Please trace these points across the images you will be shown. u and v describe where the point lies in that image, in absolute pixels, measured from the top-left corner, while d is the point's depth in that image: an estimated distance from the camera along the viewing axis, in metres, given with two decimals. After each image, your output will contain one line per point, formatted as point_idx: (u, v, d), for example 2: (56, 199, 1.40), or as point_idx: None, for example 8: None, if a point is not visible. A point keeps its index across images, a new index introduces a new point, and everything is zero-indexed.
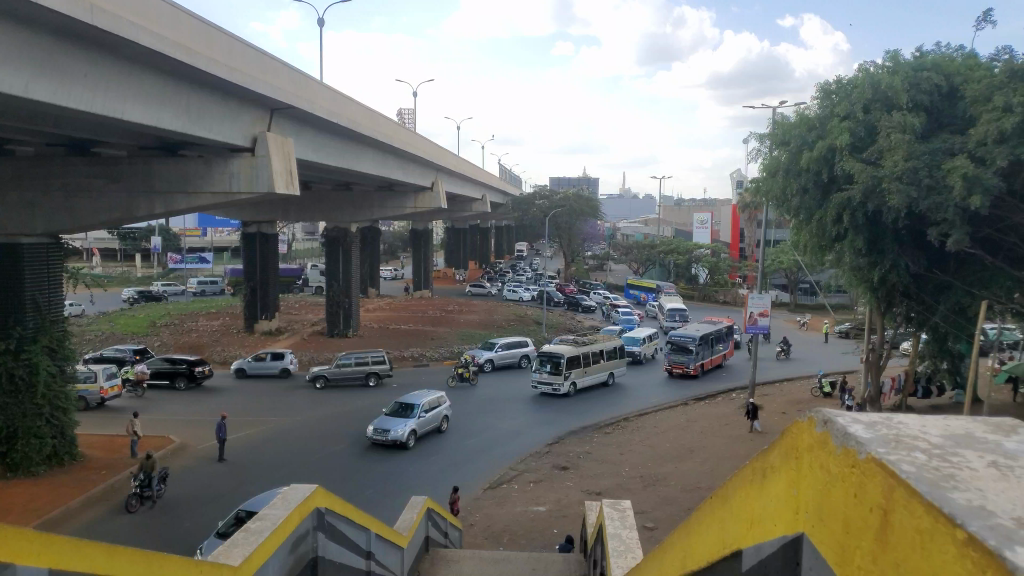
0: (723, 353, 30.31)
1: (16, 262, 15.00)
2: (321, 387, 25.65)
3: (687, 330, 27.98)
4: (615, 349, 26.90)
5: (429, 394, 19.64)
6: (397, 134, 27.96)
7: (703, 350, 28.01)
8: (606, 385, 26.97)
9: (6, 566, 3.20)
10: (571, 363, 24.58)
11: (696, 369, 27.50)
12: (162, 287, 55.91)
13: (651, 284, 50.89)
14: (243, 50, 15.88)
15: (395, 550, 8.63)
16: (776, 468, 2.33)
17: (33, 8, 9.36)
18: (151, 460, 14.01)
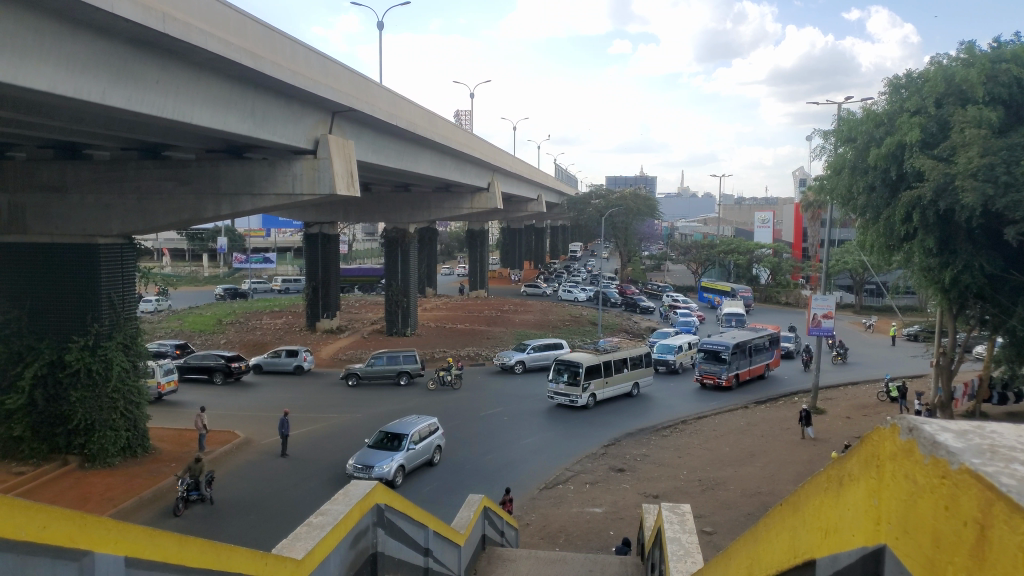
0: (765, 363, 28.66)
1: (93, 262, 15.66)
2: (354, 385, 26.07)
3: (723, 338, 26.60)
4: (640, 358, 25.39)
5: (420, 420, 16.82)
6: (455, 135, 28.25)
7: (739, 359, 26.55)
8: (630, 396, 25.43)
9: (86, 553, 3.35)
10: (591, 373, 23.07)
11: (730, 379, 26.09)
12: (250, 285, 58.26)
13: (727, 288, 49.42)
14: (306, 55, 16.27)
15: (452, 548, 8.71)
16: (854, 477, 2.26)
17: (110, 18, 9.78)
18: (200, 463, 14.20)
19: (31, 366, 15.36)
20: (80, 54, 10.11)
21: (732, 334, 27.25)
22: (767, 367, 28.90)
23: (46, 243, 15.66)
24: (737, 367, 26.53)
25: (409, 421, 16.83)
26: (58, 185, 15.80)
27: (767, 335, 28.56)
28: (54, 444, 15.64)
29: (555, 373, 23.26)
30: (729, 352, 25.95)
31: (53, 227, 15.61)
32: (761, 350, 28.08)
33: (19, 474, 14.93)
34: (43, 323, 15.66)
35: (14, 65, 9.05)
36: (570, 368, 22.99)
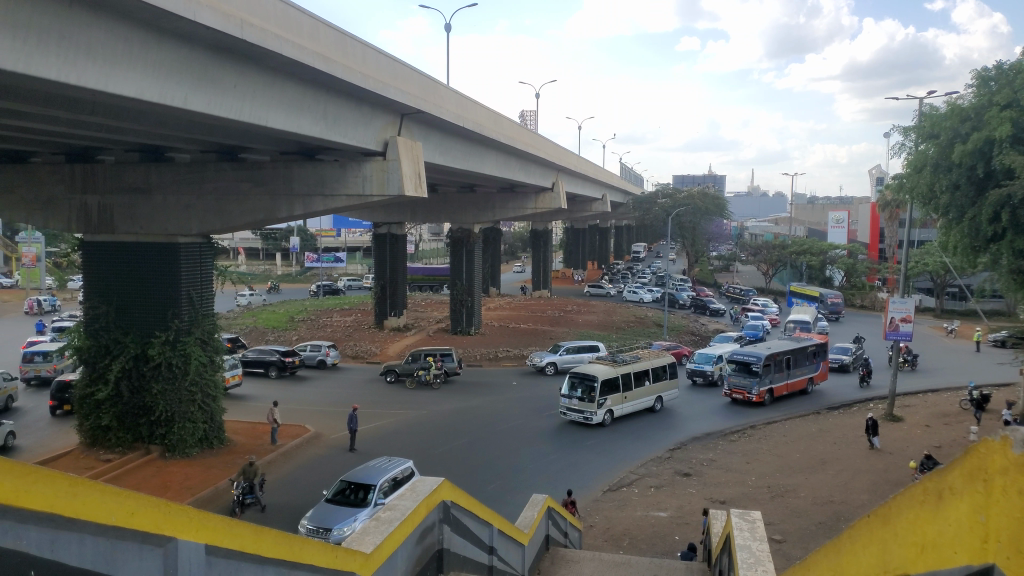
0: (807, 377, 26.10)
1: (174, 261, 16.31)
2: (391, 381, 26.75)
3: (756, 348, 24.30)
4: (664, 369, 23.09)
5: (392, 464, 13.20)
6: (520, 135, 28.38)
7: (773, 372, 24.18)
8: (653, 411, 23.08)
9: (169, 539, 3.50)
10: (608, 387, 20.87)
11: (761, 394, 23.83)
12: (344, 284, 60.36)
13: (813, 293, 44.89)
14: (376, 58, 16.63)
15: (516, 547, 8.72)
16: (951, 494, 2.76)
17: (192, 25, 10.16)
18: (253, 466, 13.75)
19: (117, 359, 16.19)
20: (163, 60, 10.54)
21: (768, 344, 24.89)
22: (811, 380, 26.33)
23: (132, 242, 16.43)
24: (771, 381, 24.16)
25: (376, 465, 13.23)
26: (143, 186, 16.51)
27: (811, 346, 25.97)
28: (137, 434, 16.46)
29: (567, 388, 21.07)
30: (761, 364, 23.62)
31: (138, 226, 16.33)
32: (802, 362, 25.55)
33: (107, 461, 15.80)
34: (127, 318, 16.43)
35: (102, 73, 9.52)
36: (584, 382, 20.72)
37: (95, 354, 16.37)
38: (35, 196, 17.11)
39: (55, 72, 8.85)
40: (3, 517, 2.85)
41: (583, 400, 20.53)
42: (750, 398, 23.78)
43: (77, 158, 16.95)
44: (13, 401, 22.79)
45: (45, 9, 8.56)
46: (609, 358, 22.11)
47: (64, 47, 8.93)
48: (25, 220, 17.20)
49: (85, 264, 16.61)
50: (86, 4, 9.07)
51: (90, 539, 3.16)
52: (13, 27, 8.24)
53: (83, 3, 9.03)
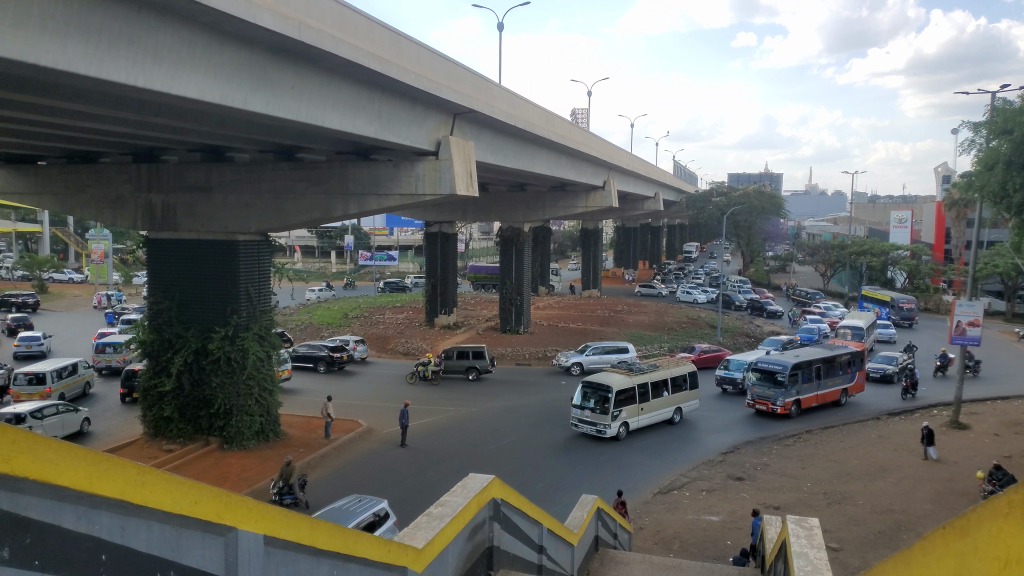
0: (840, 387, 24.36)
1: (233, 258, 16.74)
2: None
3: (782, 357, 22.82)
4: (683, 379, 21.38)
5: (357, 509, 11.25)
6: (571, 134, 28.26)
7: (800, 382, 22.63)
8: (671, 423, 21.39)
9: (229, 530, 3.90)
10: (623, 398, 19.26)
11: (787, 406, 22.28)
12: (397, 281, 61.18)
13: (887, 299, 43.48)
14: (430, 58, 16.79)
15: (565, 547, 8.69)
16: None
17: (252, 28, 10.40)
18: (288, 467, 13.53)
19: (179, 353, 16.72)
20: (225, 63, 10.84)
21: (796, 352, 23.40)
22: (844, 392, 24.57)
23: (194, 239, 16.93)
24: (798, 392, 22.63)
25: (341, 510, 11.32)
26: (204, 185, 16.98)
27: (843, 354, 24.30)
28: (198, 425, 17.05)
29: (579, 397, 19.46)
30: (787, 373, 22.15)
31: (200, 225, 16.82)
32: (833, 372, 23.89)
33: (169, 451, 16.41)
34: (189, 314, 16.96)
35: (168, 75, 9.84)
36: (599, 393, 19.09)
37: (158, 348, 16.96)
38: (103, 194, 17.79)
39: (125, 75, 9.18)
40: (78, 503, 3.28)
41: (597, 412, 18.94)
42: (775, 410, 22.30)
43: (144, 157, 17.50)
44: (88, 388, 23.84)
45: (115, 15, 8.90)
46: (625, 366, 20.41)
47: (132, 50, 9.25)
48: (95, 218, 17.93)
49: (150, 261, 17.24)
50: (154, 10, 9.38)
51: (157, 527, 3.59)
52: (85, 32, 8.59)
53: (151, 9, 9.35)
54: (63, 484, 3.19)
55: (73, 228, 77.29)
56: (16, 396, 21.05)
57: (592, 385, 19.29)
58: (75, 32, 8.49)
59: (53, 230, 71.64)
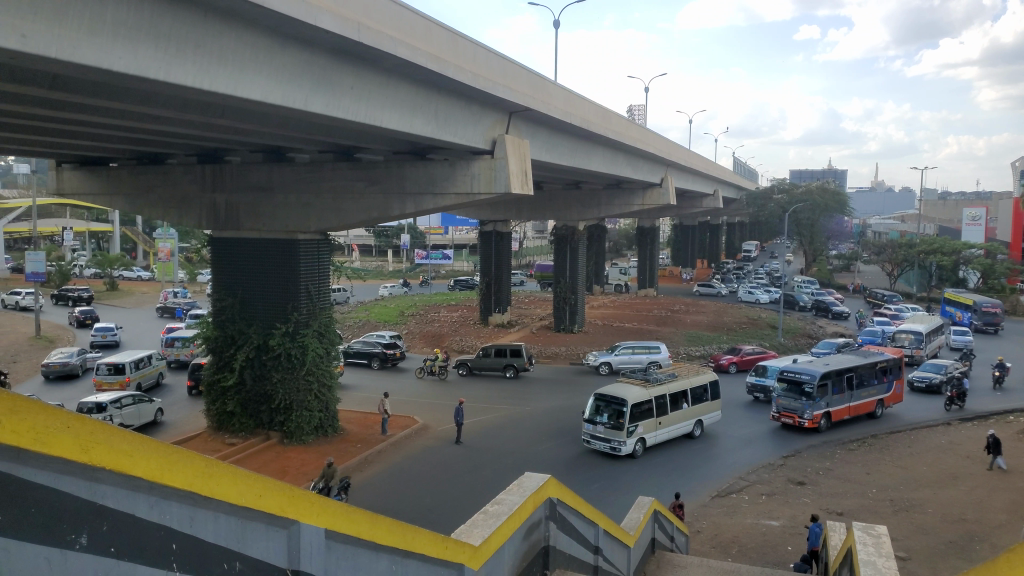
0: (876, 398, 22.19)
1: (294, 256, 17.12)
2: (464, 374, 27.55)
3: (810, 365, 20.76)
4: (703, 390, 19.57)
5: None
6: (628, 130, 27.91)
7: (830, 393, 20.54)
8: (692, 437, 19.57)
9: (292, 523, 4.04)
10: (640, 413, 17.49)
11: (815, 420, 20.18)
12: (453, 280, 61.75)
13: (969, 301, 41.00)
14: (486, 57, 16.82)
15: (622, 549, 8.62)
16: None
17: (313, 30, 10.59)
18: (332, 468, 13.28)
19: (242, 349, 17.20)
20: (287, 66, 11.06)
21: (826, 360, 21.32)
22: (880, 403, 22.41)
23: (256, 238, 17.39)
24: (829, 404, 20.53)
25: None
26: (266, 185, 17.39)
27: (879, 362, 22.12)
28: (259, 420, 17.50)
29: (590, 411, 17.73)
30: (816, 384, 20.06)
31: (262, 223, 17.25)
32: (868, 381, 21.73)
33: (232, 444, 16.91)
34: (251, 310, 17.41)
35: (232, 77, 10.10)
36: (613, 407, 17.38)
37: (222, 344, 17.48)
38: (170, 194, 18.39)
39: (191, 78, 9.46)
40: (150, 493, 3.39)
41: (611, 428, 17.21)
42: (802, 424, 20.22)
43: (208, 158, 17.99)
44: (161, 378, 24.84)
45: (183, 20, 9.17)
46: (641, 376, 18.60)
47: (199, 54, 9.52)
48: (162, 218, 18.58)
49: (214, 259, 17.78)
50: (219, 14, 9.63)
51: (225, 518, 3.72)
52: (154, 37, 8.88)
53: (216, 14, 9.61)
54: (136, 474, 3.31)
55: (143, 227, 80.48)
56: (99, 385, 22.06)
57: (605, 399, 17.56)
58: (145, 37, 8.77)
59: (123, 229, 74.68)
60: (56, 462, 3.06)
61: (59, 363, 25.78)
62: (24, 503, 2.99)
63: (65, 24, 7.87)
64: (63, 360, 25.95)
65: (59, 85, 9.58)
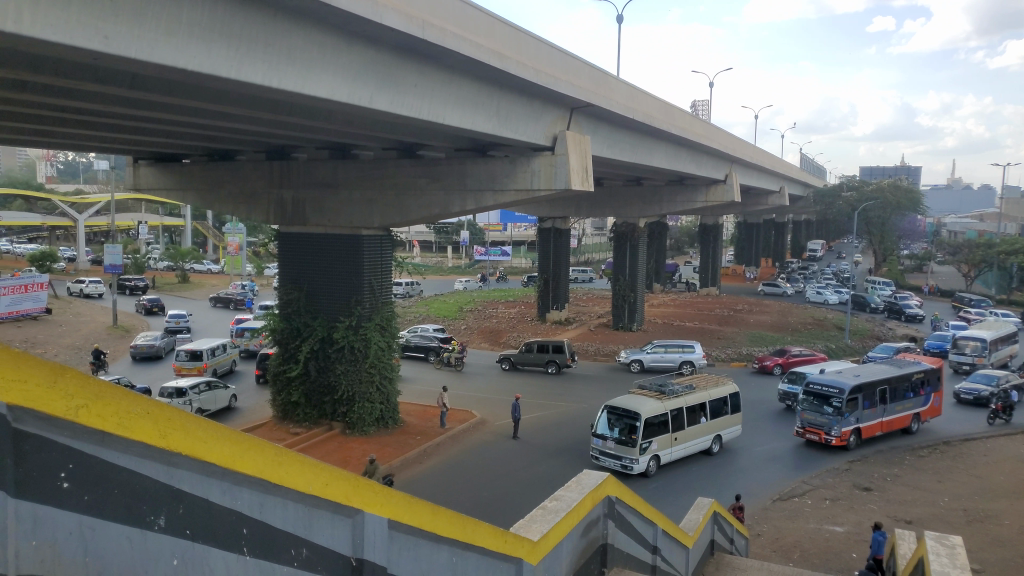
0: (912, 413, 20.17)
1: (358, 252, 17.45)
2: (508, 369, 27.77)
3: (839, 376, 18.79)
4: (724, 402, 17.81)
5: None
6: (691, 126, 27.38)
7: (860, 409, 18.54)
8: (710, 454, 17.78)
9: (357, 511, 4.14)
10: (654, 428, 15.84)
11: (844, 437, 18.24)
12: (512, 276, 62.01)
13: None
14: (549, 52, 16.75)
15: (681, 549, 8.52)
16: None
17: (379, 28, 10.76)
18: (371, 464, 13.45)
19: (307, 341, 17.65)
20: (352, 63, 11.25)
21: (856, 371, 19.34)
22: (916, 417, 20.39)
23: (322, 233, 17.80)
24: (859, 419, 18.58)
25: None
26: (331, 181, 17.76)
27: (915, 374, 20.09)
28: (322, 411, 17.94)
29: (599, 424, 16.18)
30: (845, 399, 18.11)
31: (327, 219, 17.66)
32: (903, 395, 19.69)
33: (296, 434, 17.39)
34: (316, 303, 17.83)
35: (300, 76, 10.34)
36: (626, 420, 15.79)
37: (288, 336, 17.97)
38: (240, 190, 18.99)
39: (261, 76, 9.73)
40: (223, 479, 3.52)
41: (622, 443, 15.61)
42: (829, 441, 18.29)
43: (276, 155, 18.53)
44: (233, 366, 25.77)
45: (253, 20, 9.42)
46: (655, 387, 16.90)
47: (269, 53, 9.78)
48: (232, 213, 19.18)
49: (281, 254, 18.28)
50: (287, 13, 9.85)
51: (292, 505, 3.83)
52: (226, 36, 9.15)
53: (285, 14, 9.84)
54: (210, 459, 3.43)
55: (213, 221, 83.22)
56: (178, 369, 22.96)
57: (617, 412, 15.97)
58: (218, 36, 9.05)
59: (195, 223, 77.62)
60: (136, 447, 3.19)
61: (145, 346, 27.98)
62: (109, 485, 3.12)
63: (143, 25, 8.18)
64: (149, 342, 28.23)
65: (137, 84, 9.94)
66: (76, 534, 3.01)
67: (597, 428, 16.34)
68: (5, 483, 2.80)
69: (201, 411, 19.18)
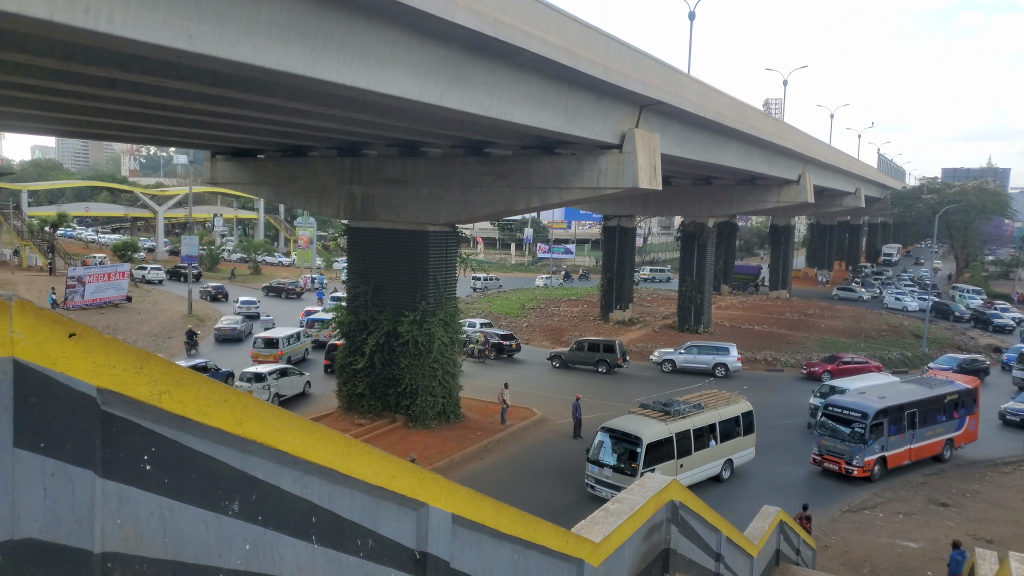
0: (943, 438, 17.78)
1: (424, 247, 17.66)
2: (558, 366, 27.75)
3: (862, 397, 16.37)
4: (736, 423, 15.73)
5: None
6: (764, 125, 26.66)
7: (886, 435, 16.16)
8: (720, 481, 15.69)
9: (422, 505, 4.18)
10: (658, 453, 13.77)
11: (866, 468, 15.88)
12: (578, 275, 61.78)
13: None
14: (619, 50, 16.59)
15: (744, 557, 8.32)
16: None
17: (450, 26, 10.83)
18: None
19: (373, 334, 17.99)
20: (424, 61, 11.37)
21: (881, 392, 16.94)
22: (949, 444, 18.00)
23: (389, 229, 18.12)
24: (884, 447, 16.21)
25: None
26: (400, 178, 18.06)
27: (947, 396, 17.68)
28: (386, 403, 18.26)
29: (595, 449, 14.13)
30: (869, 424, 15.72)
31: (395, 215, 17.97)
32: (933, 419, 17.29)
33: (360, 425, 17.73)
34: (382, 298, 18.14)
35: (373, 73, 10.51)
36: (625, 445, 13.74)
37: (356, 328, 18.34)
38: (312, 185, 19.47)
39: (335, 74, 9.93)
40: (295, 468, 3.61)
41: (620, 471, 13.57)
42: (850, 471, 15.97)
43: (348, 152, 18.93)
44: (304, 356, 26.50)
45: (329, 19, 9.62)
46: (659, 406, 14.82)
47: (343, 52, 9.97)
48: (303, 207, 19.65)
49: (350, 248, 18.68)
50: (362, 12, 10.03)
51: (360, 495, 3.91)
52: (303, 36, 9.36)
53: (359, 12, 10.01)
54: (284, 449, 3.53)
55: (285, 215, 85.55)
56: (255, 356, 23.72)
57: (614, 435, 13.91)
58: (295, 36, 9.28)
59: (268, 218, 80.03)
60: (215, 433, 3.30)
61: (228, 328, 29.92)
62: (187, 470, 3.22)
63: (225, 25, 8.44)
64: (232, 325, 30.09)
65: (217, 81, 10.23)
66: (156, 515, 3.10)
67: (594, 453, 14.32)
68: (95, 462, 2.92)
69: (278, 396, 19.86)
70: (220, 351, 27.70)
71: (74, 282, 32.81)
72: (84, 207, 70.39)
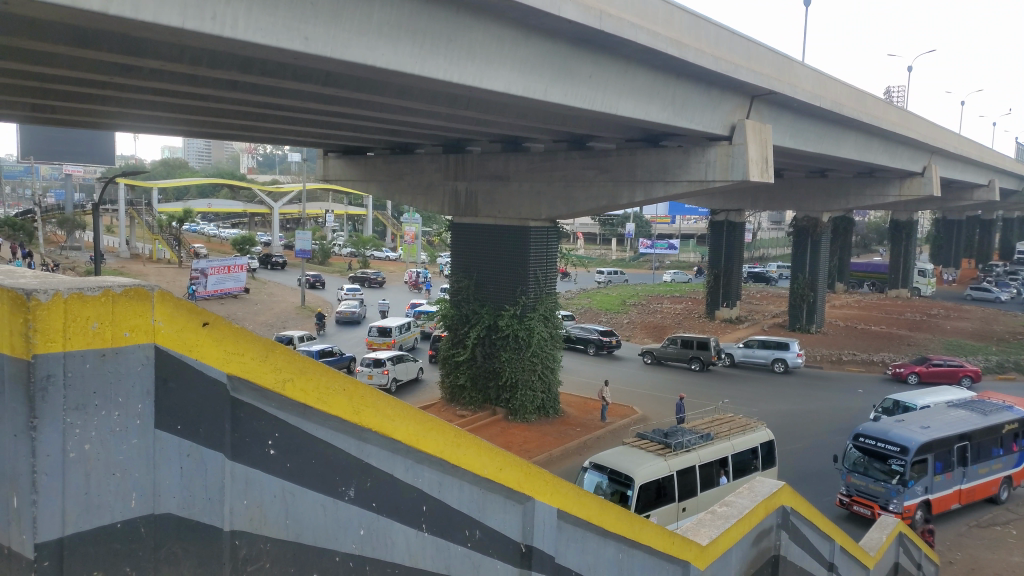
0: (1000, 476, 14.94)
1: (526, 241, 17.74)
2: (650, 363, 27.26)
3: (900, 429, 13.78)
4: (750, 455, 13.71)
5: None
6: (886, 113, 25.15)
7: (929, 475, 13.47)
8: None
9: (528, 498, 4.20)
10: (654, 495, 11.90)
11: (907, 515, 13.16)
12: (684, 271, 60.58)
13: None
14: (729, 37, 16.06)
15: (858, 570, 7.89)
16: None
17: (557, 20, 10.79)
18: None
19: (474, 327, 18.26)
20: (530, 56, 11.41)
21: (923, 421, 14.30)
22: (1006, 483, 15.15)
23: (491, 224, 18.32)
24: (930, 489, 13.53)
25: None
26: (503, 174, 18.25)
27: (1003, 425, 14.91)
28: (486, 395, 18.47)
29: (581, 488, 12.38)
30: (910, 461, 13.17)
31: (498, 210, 18.15)
32: (988, 453, 14.54)
33: (462, 416, 18.06)
34: (484, 292, 18.39)
35: (479, 70, 10.61)
36: (617, 484, 11.95)
37: (458, 322, 18.67)
38: (418, 181, 19.94)
39: (443, 72, 10.10)
40: (408, 456, 3.70)
41: None
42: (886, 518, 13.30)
43: (452, 149, 19.24)
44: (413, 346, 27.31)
45: (435, 17, 9.76)
46: (659, 438, 12.97)
47: (452, 48, 10.13)
48: (410, 203, 20.19)
49: (453, 243, 19.03)
50: (469, 9, 10.14)
51: (469, 485, 3.98)
52: (413, 34, 9.56)
53: (466, 8, 10.13)
54: (398, 438, 3.64)
55: (392, 210, 88.32)
56: (370, 344, 24.66)
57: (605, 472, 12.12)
58: (405, 35, 9.49)
59: (375, 214, 82.86)
60: (335, 421, 3.43)
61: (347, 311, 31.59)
62: (308, 455, 3.35)
63: (340, 25, 8.73)
64: (350, 309, 31.70)
65: (330, 81, 10.59)
66: (280, 498, 3.24)
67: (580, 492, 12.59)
68: (224, 445, 3.07)
69: (396, 380, 20.67)
70: (338, 335, 29.05)
71: (197, 273, 35.13)
72: (208, 203, 75.06)
